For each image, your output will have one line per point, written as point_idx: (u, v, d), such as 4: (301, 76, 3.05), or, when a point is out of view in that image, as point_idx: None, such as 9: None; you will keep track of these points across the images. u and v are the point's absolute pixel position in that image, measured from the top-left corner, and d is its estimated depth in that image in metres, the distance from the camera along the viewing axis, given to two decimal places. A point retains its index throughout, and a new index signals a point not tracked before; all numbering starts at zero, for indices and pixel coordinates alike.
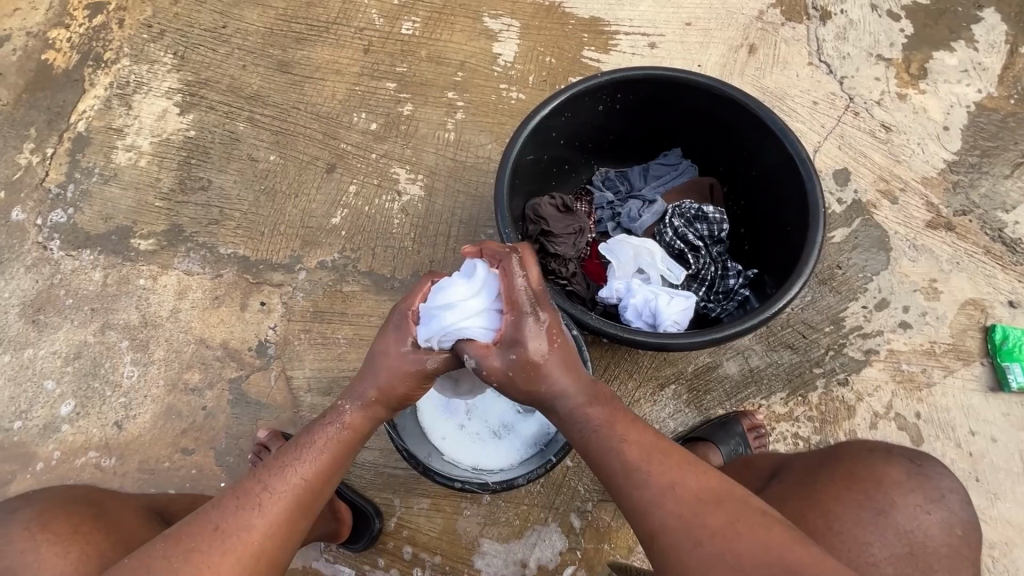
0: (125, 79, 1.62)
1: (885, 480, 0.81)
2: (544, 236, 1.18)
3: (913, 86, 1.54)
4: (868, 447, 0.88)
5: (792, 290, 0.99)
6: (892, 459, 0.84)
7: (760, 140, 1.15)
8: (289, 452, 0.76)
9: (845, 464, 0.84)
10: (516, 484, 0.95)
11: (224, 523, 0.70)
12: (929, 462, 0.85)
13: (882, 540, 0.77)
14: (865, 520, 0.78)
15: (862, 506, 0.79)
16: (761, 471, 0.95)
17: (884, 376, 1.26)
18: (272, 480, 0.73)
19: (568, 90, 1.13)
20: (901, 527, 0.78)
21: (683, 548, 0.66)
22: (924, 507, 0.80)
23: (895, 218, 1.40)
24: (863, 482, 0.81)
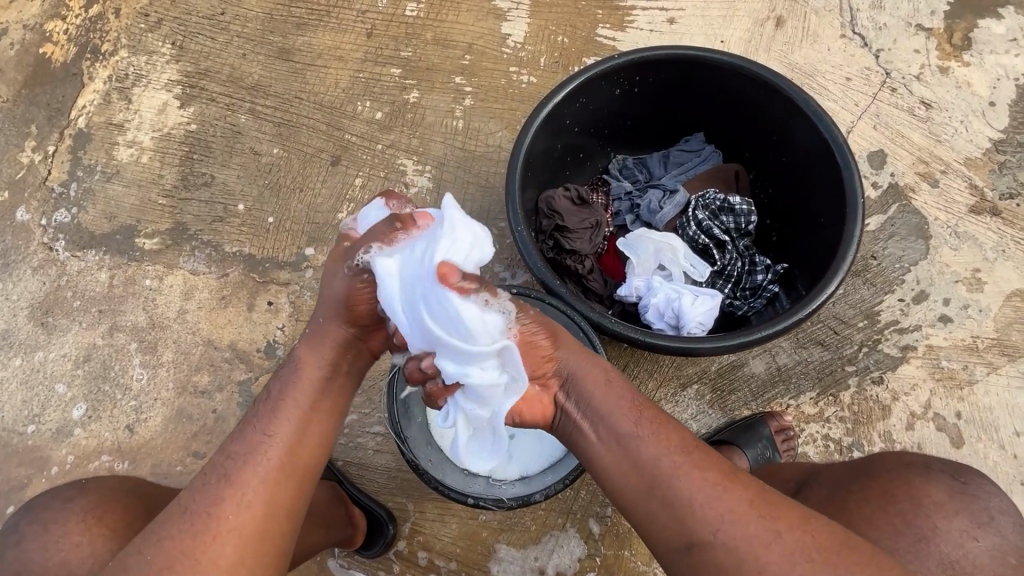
0: (124, 72, 1.57)
1: (925, 501, 0.75)
2: (559, 231, 1.12)
3: (956, 58, 1.43)
4: (902, 461, 0.82)
5: (827, 290, 0.91)
6: (931, 476, 0.78)
7: (791, 124, 1.07)
8: (253, 421, 0.76)
9: (880, 480, 0.78)
10: (537, 501, 0.91)
11: (196, 505, 0.69)
12: (976, 479, 0.79)
13: (924, 570, 0.71)
14: (905, 548, 0.72)
15: (899, 531, 0.74)
16: (788, 485, 0.90)
17: (921, 373, 1.18)
18: (236, 450, 0.73)
19: (582, 74, 1.06)
20: (946, 555, 0.73)
21: (740, 555, 0.64)
22: (970, 533, 0.74)
23: (935, 203, 1.31)
24: (899, 502, 0.76)
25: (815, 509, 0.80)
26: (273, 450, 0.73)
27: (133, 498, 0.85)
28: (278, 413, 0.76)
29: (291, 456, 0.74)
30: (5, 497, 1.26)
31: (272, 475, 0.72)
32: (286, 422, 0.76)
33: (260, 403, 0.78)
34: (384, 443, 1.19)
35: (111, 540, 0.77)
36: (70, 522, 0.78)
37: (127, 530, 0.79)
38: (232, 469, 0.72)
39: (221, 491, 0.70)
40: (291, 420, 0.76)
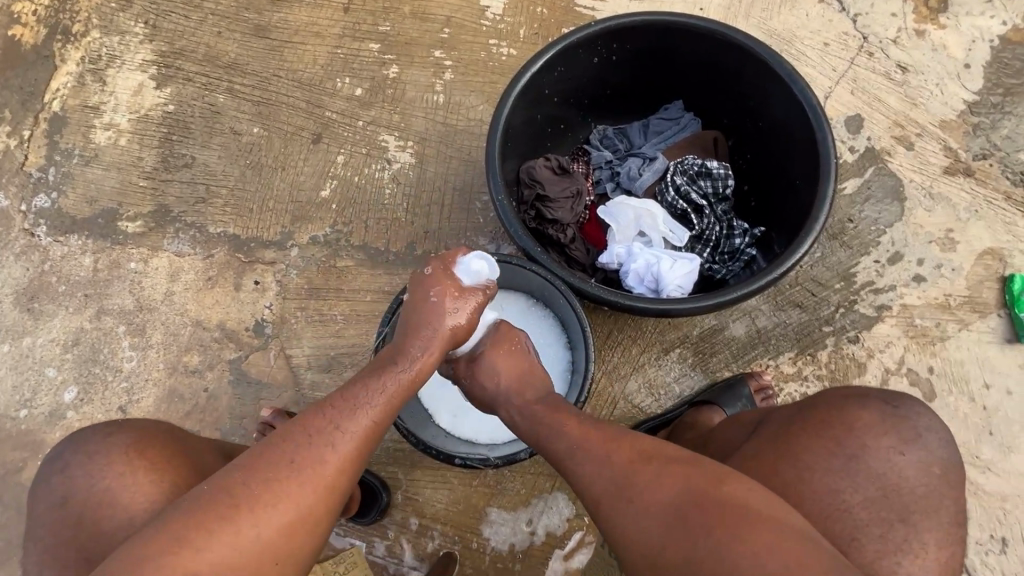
0: (97, 53, 1.55)
1: (857, 426, 0.79)
2: (540, 201, 1.13)
3: (932, 21, 1.43)
4: (840, 392, 0.84)
5: (802, 248, 0.94)
6: (867, 403, 0.81)
7: (766, 89, 1.08)
8: (358, 389, 0.78)
9: (819, 411, 0.82)
10: (519, 457, 0.91)
11: (299, 457, 0.71)
12: (920, 409, 0.82)
13: (852, 485, 0.76)
14: (835, 469, 0.77)
15: (834, 453, 0.78)
16: (742, 426, 0.92)
17: (896, 332, 1.22)
18: (343, 419, 0.74)
19: (560, 43, 1.06)
20: (874, 470, 0.77)
21: (621, 526, 0.70)
22: (899, 449, 0.78)
23: (910, 165, 1.33)
24: (834, 429, 0.79)
25: (763, 439, 0.83)
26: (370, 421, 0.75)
27: (169, 438, 0.88)
28: (381, 390, 0.78)
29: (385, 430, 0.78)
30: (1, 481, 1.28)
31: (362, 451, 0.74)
32: (383, 403, 0.77)
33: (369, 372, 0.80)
34: None
35: (150, 472, 0.81)
36: (112, 453, 0.82)
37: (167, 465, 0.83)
38: (334, 424, 0.74)
39: (319, 451, 0.72)
40: (389, 403, 0.78)
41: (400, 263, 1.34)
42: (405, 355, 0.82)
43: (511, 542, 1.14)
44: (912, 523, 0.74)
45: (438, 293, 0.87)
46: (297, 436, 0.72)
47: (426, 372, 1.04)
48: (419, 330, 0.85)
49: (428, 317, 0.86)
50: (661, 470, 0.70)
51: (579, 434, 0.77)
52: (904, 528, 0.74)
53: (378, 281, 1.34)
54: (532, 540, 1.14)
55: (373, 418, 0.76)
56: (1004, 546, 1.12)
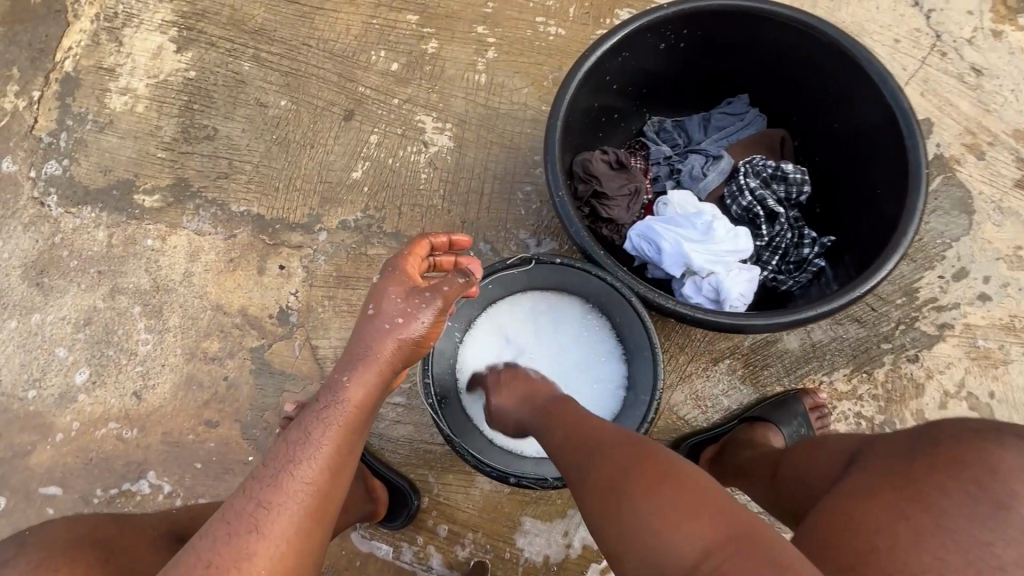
0: (113, 10, 1.44)
1: (1003, 467, 0.58)
2: (596, 197, 1.06)
3: (1010, 22, 1.35)
4: (969, 422, 0.64)
5: (889, 262, 0.86)
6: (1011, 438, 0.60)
7: (848, 87, 0.99)
8: (282, 453, 0.67)
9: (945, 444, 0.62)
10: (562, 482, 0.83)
11: (219, 556, 0.60)
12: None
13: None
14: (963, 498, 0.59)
15: (972, 496, 0.56)
16: (835, 458, 0.76)
17: (957, 352, 1.16)
18: (264, 495, 0.63)
19: (630, 24, 0.97)
20: None
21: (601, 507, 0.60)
22: None
23: (980, 176, 1.26)
24: (968, 465, 0.59)
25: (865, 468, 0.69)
26: (303, 488, 0.64)
27: (92, 548, 0.71)
28: (310, 446, 0.67)
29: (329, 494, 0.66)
30: (8, 464, 1.21)
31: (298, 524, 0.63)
32: (312, 463, 0.66)
33: (288, 431, 0.69)
34: (406, 414, 1.15)
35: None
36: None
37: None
38: (259, 507, 0.63)
39: (243, 541, 0.60)
40: (321, 462, 0.66)
41: None
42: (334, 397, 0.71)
43: (546, 554, 1.09)
44: None
45: (377, 307, 0.75)
46: (222, 524, 0.62)
47: (467, 381, 0.97)
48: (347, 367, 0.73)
49: (363, 345, 0.74)
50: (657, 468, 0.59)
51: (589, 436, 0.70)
52: None
53: None
54: (567, 552, 1.09)
55: (305, 482, 0.65)
56: None
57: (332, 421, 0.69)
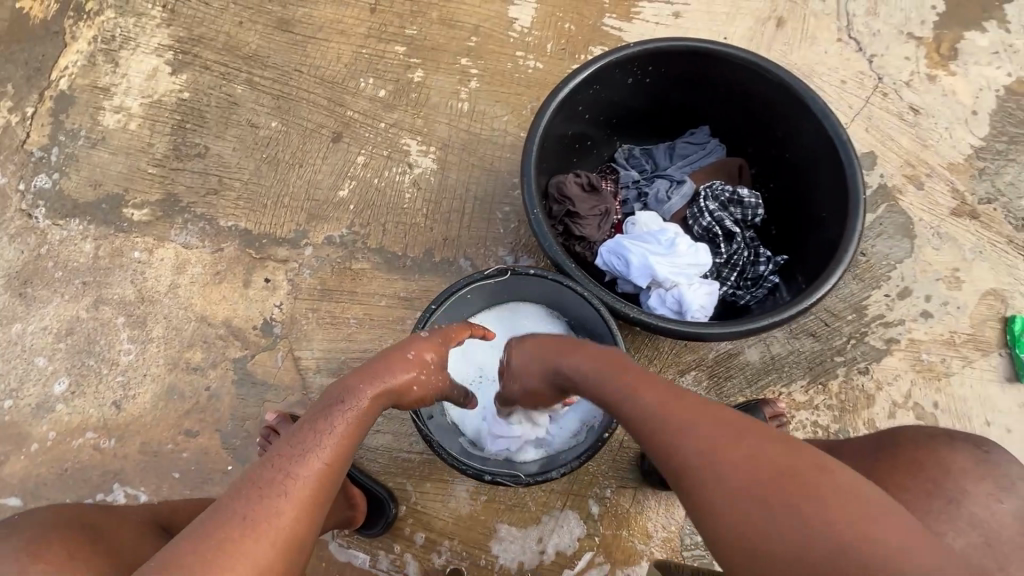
0: (111, 33, 1.50)
1: (954, 468, 0.73)
2: (569, 217, 1.13)
3: (943, 68, 1.49)
4: (925, 431, 0.80)
5: (830, 282, 0.95)
6: (955, 443, 0.76)
7: (796, 121, 1.10)
8: (308, 432, 0.71)
9: (907, 451, 0.77)
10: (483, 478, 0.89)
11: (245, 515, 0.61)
12: (994, 448, 0.77)
13: (957, 532, 0.70)
14: (935, 511, 0.71)
15: (931, 494, 0.72)
16: None
17: (903, 365, 1.25)
18: (293, 467, 0.66)
19: (600, 61, 1.06)
20: (976, 517, 0.71)
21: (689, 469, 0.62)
22: (996, 496, 0.72)
23: (920, 204, 1.38)
24: (927, 469, 0.74)
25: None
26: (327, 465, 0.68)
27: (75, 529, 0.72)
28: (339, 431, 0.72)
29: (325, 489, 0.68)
30: None
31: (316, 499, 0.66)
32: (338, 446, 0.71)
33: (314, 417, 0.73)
34: (385, 424, 1.18)
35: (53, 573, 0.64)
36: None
37: (74, 562, 0.66)
38: (287, 477, 0.65)
39: (270, 504, 0.62)
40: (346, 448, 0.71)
41: (418, 269, 1.32)
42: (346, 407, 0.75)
43: (521, 560, 1.12)
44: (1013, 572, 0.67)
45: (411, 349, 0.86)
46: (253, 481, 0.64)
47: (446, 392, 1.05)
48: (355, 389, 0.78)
49: (386, 367, 0.82)
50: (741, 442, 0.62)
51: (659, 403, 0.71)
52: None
53: (394, 285, 1.31)
54: (541, 559, 1.12)
55: (329, 459, 0.69)
56: None
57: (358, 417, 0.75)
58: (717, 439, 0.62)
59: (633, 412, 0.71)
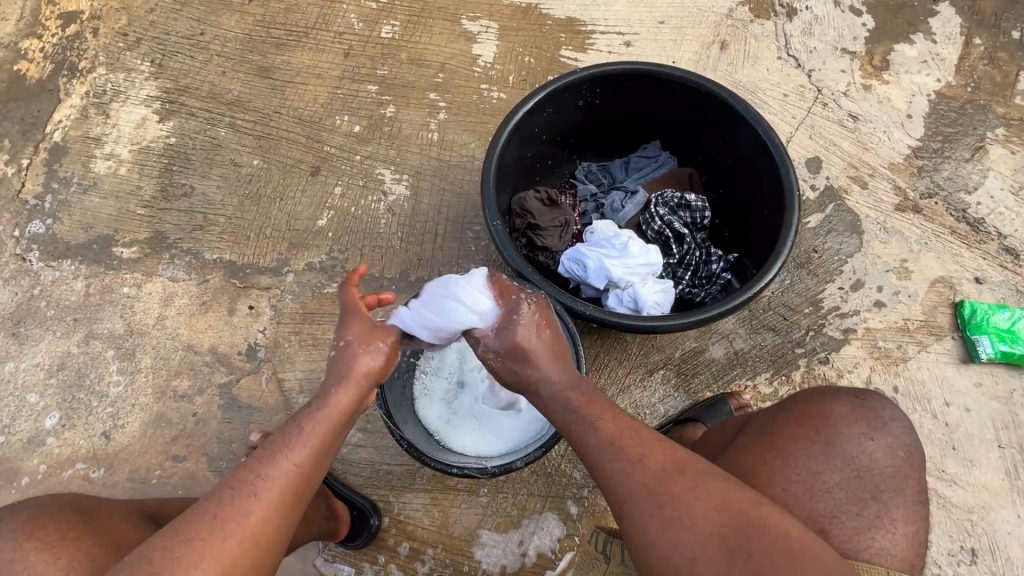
0: (102, 88, 1.61)
1: (832, 415, 0.85)
2: (531, 229, 1.20)
3: (877, 77, 1.59)
4: (816, 390, 0.91)
5: (772, 271, 1.02)
6: (838, 396, 0.88)
7: (734, 130, 1.19)
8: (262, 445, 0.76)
9: (798, 404, 0.88)
10: (440, 467, 0.93)
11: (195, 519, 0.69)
12: (874, 396, 0.88)
13: (832, 468, 0.81)
14: (816, 453, 0.82)
15: (813, 440, 0.83)
16: (727, 430, 0.97)
17: (862, 353, 1.31)
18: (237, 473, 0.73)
19: (548, 86, 1.16)
20: (850, 455, 0.82)
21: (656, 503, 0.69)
22: (867, 435, 0.83)
23: (866, 202, 1.46)
24: (812, 419, 0.85)
25: (749, 439, 0.87)
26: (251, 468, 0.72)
27: (71, 512, 0.84)
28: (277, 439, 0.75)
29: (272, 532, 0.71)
30: None
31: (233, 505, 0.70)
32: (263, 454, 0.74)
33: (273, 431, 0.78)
34: (366, 438, 1.22)
35: (44, 552, 0.77)
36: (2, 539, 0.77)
37: (63, 542, 0.79)
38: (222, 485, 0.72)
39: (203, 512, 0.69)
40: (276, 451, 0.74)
41: (395, 289, 1.39)
42: (286, 446, 0.74)
43: (503, 564, 1.14)
44: (882, 500, 0.80)
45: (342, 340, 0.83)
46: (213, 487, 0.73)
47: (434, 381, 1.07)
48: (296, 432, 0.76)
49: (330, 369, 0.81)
50: (684, 477, 0.70)
51: (613, 433, 0.75)
52: (877, 505, 0.79)
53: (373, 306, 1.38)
54: (523, 561, 1.14)
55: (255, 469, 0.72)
56: (975, 557, 1.17)
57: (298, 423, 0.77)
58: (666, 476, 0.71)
59: (613, 450, 0.74)
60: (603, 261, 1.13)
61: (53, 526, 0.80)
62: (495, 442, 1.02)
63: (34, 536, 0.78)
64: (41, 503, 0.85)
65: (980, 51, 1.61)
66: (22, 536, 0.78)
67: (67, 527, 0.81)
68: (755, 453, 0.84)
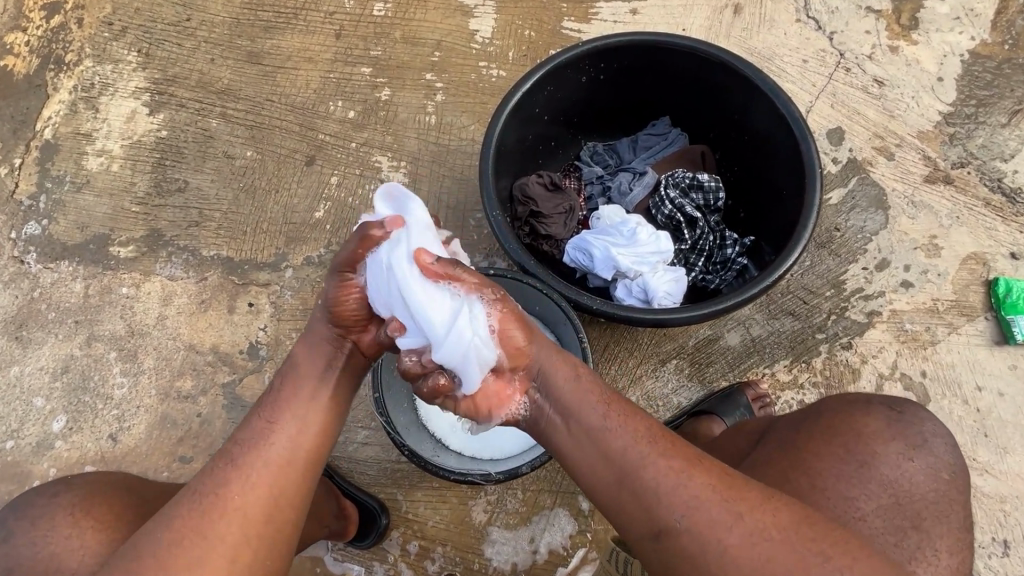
0: (89, 81, 1.56)
1: (866, 432, 0.80)
2: (534, 217, 1.14)
3: (905, 37, 1.47)
4: (847, 399, 0.85)
5: (791, 258, 0.96)
6: (872, 410, 0.82)
7: (750, 103, 1.11)
8: (258, 409, 0.75)
9: (825, 418, 0.83)
10: (442, 475, 0.91)
11: (202, 489, 0.68)
12: (910, 408, 0.84)
13: (867, 493, 0.76)
14: (848, 475, 0.77)
15: (844, 460, 0.78)
16: (748, 436, 0.91)
17: (887, 336, 1.24)
18: (242, 438, 0.72)
19: (548, 63, 1.08)
20: (885, 477, 0.77)
21: (712, 527, 0.63)
22: (906, 455, 0.79)
23: (892, 174, 1.36)
24: (843, 435, 0.80)
25: (773, 453, 0.82)
26: (248, 435, 0.72)
27: None
28: (280, 402, 0.75)
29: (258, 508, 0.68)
30: None
31: (238, 474, 0.69)
32: (266, 420, 0.73)
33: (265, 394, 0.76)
34: (370, 435, 1.20)
35: (99, 531, 0.79)
36: (58, 514, 0.79)
37: (118, 520, 0.81)
38: (228, 456, 0.71)
39: (208, 485, 0.68)
40: (279, 414, 0.73)
41: None
42: (271, 414, 0.73)
43: (514, 561, 1.12)
44: (924, 529, 0.75)
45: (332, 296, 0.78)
46: (218, 456, 0.71)
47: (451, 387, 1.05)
48: (277, 400, 0.75)
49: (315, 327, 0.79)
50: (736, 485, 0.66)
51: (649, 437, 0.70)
52: (917, 534, 0.75)
53: None
54: (535, 559, 1.12)
55: (258, 438, 0.72)
56: (1007, 548, 1.12)
57: (294, 387, 0.76)
58: (715, 487, 0.66)
59: (655, 461, 0.67)
60: (610, 249, 1.08)
61: (106, 505, 0.82)
62: (488, 449, 1.01)
63: (88, 514, 0.80)
64: (94, 479, 0.86)
65: (1019, 4, 1.48)
66: (77, 513, 0.80)
67: (119, 508, 0.82)
68: (780, 471, 0.79)
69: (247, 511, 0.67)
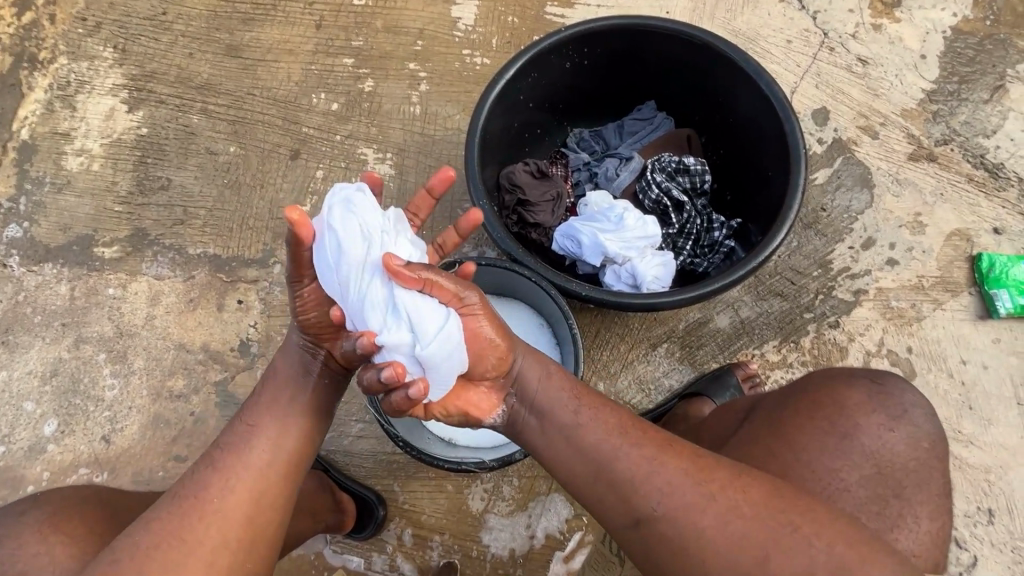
0: (65, 79, 1.53)
1: (848, 404, 0.81)
2: (522, 205, 1.14)
3: (888, 15, 1.47)
4: (830, 372, 0.87)
5: (777, 238, 0.96)
6: (853, 381, 0.84)
7: (733, 86, 1.11)
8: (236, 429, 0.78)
9: (810, 392, 0.84)
10: (437, 464, 0.92)
11: (200, 494, 0.72)
12: (891, 378, 0.85)
13: (848, 463, 0.78)
14: (831, 447, 0.79)
15: (828, 433, 0.80)
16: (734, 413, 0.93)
17: (873, 314, 1.26)
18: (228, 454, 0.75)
19: (532, 49, 1.07)
20: (867, 447, 0.79)
21: (682, 520, 0.67)
22: (887, 426, 0.81)
23: (876, 153, 1.37)
24: (826, 409, 0.81)
25: (759, 428, 0.83)
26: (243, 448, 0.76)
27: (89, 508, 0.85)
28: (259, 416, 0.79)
29: (265, 505, 0.74)
30: None
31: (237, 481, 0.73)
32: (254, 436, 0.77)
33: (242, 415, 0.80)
34: (365, 428, 1.21)
35: (68, 545, 0.78)
36: (27, 531, 0.78)
37: (87, 536, 0.80)
38: (218, 467, 0.74)
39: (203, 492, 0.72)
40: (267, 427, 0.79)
41: None
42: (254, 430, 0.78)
43: (512, 547, 1.14)
44: (906, 497, 0.78)
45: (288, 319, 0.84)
46: (207, 470, 0.74)
47: None
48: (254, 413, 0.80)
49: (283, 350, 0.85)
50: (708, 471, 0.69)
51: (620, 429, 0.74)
52: (899, 503, 0.78)
53: None
54: (532, 544, 1.14)
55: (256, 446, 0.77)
56: (991, 517, 1.15)
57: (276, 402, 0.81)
58: (683, 471, 0.69)
59: (623, 453, 0.72)
60: (598, 235, 1.08)
61: (77, 520, 0.81)
62: (481, 441, 1.02)
63: (57, 529, 0.79)
64: (63, 493, 0.86)
65: None
66: (46, 529, 0.78)
67: (90, 521, 0.82)
68: (767, 445, 0.80)
69: (254, 512, 0.73)
